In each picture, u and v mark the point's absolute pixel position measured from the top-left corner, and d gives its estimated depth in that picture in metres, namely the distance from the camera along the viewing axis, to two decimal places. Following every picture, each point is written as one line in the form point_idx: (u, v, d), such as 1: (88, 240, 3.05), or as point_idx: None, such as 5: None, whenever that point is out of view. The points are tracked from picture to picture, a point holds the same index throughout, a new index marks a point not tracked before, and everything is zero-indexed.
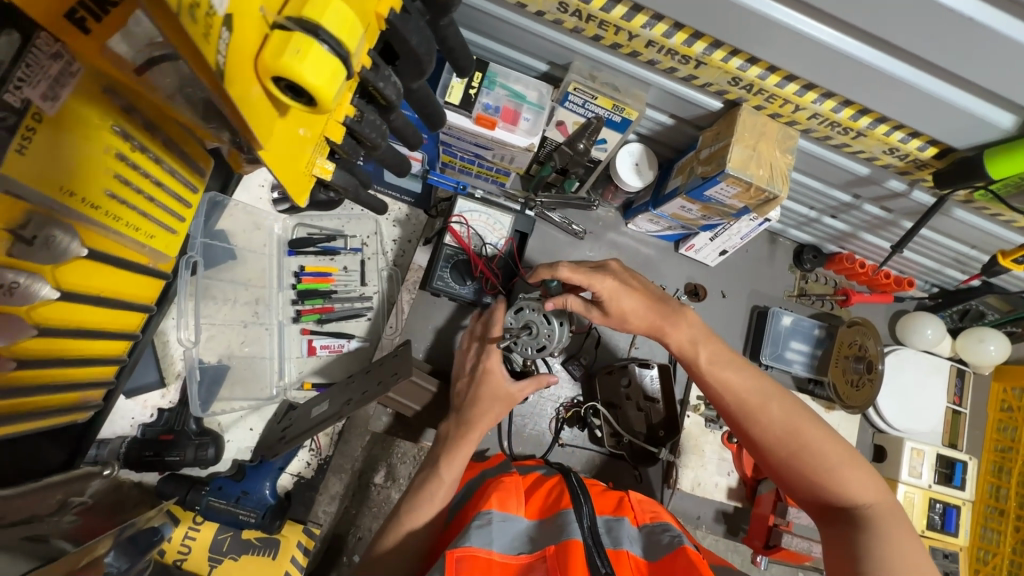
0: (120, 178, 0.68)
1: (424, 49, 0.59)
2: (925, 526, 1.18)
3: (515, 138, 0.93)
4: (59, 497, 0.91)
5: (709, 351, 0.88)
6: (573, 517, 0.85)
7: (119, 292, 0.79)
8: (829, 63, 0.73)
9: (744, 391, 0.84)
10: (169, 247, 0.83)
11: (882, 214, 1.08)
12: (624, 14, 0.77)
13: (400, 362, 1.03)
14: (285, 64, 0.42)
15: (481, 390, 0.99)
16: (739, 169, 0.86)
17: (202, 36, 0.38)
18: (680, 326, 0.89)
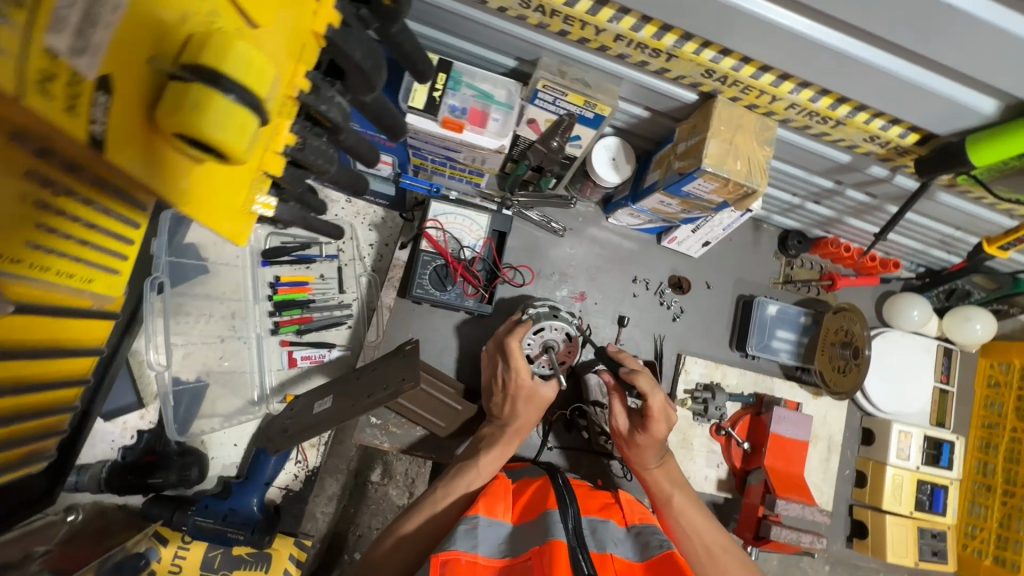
0: (42, 226, 0.56)
1: (371, 62, 0.56)
2: (912, 507, 1.19)
3: (485, 140, 0.90)
4: (22, 548, 0.92)
5: (673, 477, 0.95)
6: (558, 518, 0.83)
7: (77, 341, 0.74)
8: (804, 53, 0.70)
9: (676, 499, 0.92)
10: (113, 287, 0.73)
11: (865, 199, 1.06)
12: (588, 8, 0.74)
13: (403, 368, 1.00)
14: (181, 117, 0.40)
15: (521, 402, 1.02)
16: (716, 165, 0.83)
17: (64, 110, 0.38)
18: (664, 466, 0.96)
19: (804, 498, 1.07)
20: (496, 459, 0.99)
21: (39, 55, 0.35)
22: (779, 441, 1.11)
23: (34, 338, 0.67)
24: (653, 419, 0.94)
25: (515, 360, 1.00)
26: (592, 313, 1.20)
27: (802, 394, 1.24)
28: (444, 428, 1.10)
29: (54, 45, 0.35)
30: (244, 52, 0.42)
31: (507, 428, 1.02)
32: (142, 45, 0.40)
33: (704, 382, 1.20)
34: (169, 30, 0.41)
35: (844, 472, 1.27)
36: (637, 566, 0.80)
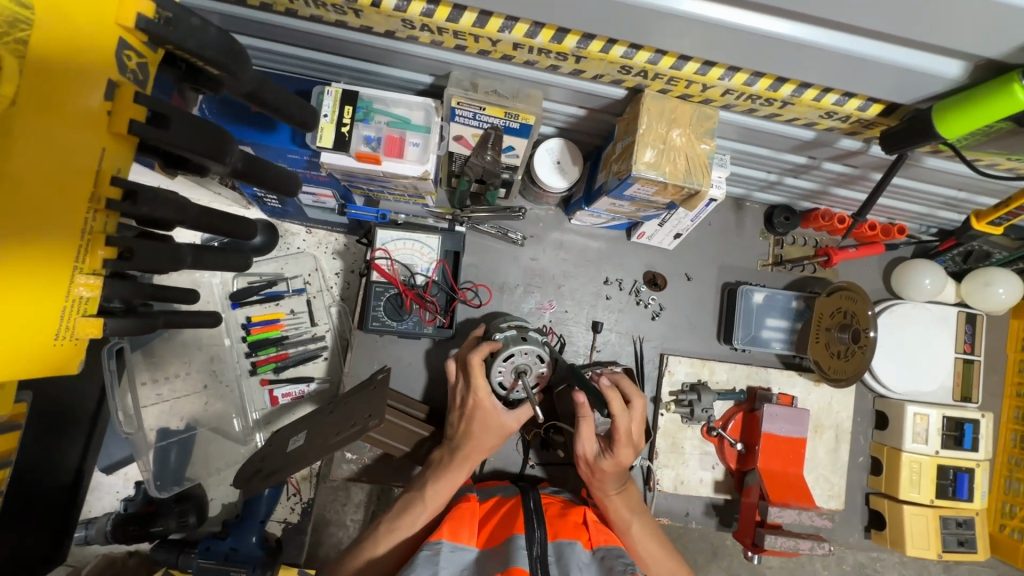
0: None
1: None
2: (934, 495, 1.09)
3: (407, 168, 0.85)
4: None
5: (632, 504, 0.95)
6: (523, 544, 0.81)
7: None
8: (718, 41, 0.61)
9: (638, 530, 0.93)
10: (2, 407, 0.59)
11: (847, 170, 0.94)
12: (475, 21, 0.66)
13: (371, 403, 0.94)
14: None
15: (476, 421, 0.96)
16: (650, 170, 0.75)
17: None
18: (628, 493, 0.96)
19: (802, 501, 1.00)
20: (444, 489, 0.93)
21: None
22: (772, 441, 1.04)
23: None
24: (620, 442, 0.91)
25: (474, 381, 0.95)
26: (564, 322, 1.14)
27: (803, 382, 1.15)
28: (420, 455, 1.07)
29: None
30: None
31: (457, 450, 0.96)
32: None
33: (690, 381, 1.13)
34: None
35: (858, 459, 1.18)
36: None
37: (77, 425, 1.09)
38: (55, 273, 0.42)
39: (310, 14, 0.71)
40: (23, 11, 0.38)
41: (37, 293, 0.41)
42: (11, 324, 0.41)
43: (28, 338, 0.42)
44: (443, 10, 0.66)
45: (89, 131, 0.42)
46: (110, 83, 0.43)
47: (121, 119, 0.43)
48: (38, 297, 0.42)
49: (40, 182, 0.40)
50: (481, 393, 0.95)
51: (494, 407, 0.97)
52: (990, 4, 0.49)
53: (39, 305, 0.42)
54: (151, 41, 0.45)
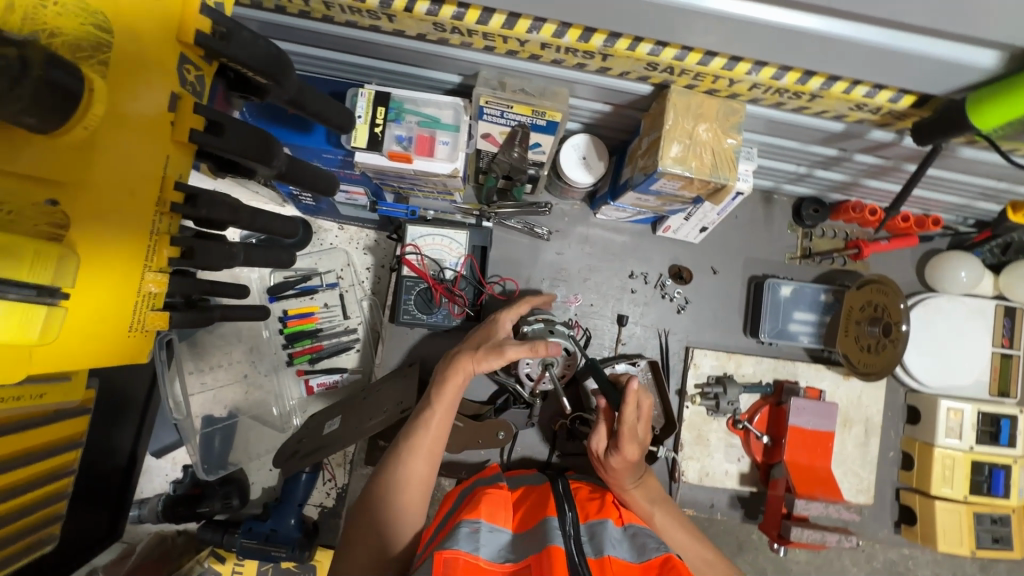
0: None
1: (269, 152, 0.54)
2: (968, 491, 1.07)
3: (437, 166, 0.87)
4: None
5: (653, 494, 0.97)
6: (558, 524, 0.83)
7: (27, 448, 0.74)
8: (745, 37, 0.62)
9: (663, 517, 0.94)
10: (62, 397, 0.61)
11: (878, 162, 0.92)
12: (503, 22, 0.68)
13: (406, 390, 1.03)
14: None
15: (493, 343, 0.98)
16: (675, 166, 0.76)
17: None
18: (645, 486, 0.98)
19: (829, 495, 0.99)
20: (451, 394, 0.90)
21: None
22: (799, 435, 1.04)
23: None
24: (625, 438, 0.93)
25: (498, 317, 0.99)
26: (590, 315, 1.16)
27: (832, 376, 1.14)
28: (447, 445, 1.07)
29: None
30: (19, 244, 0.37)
31: (459, 356, 0.93)
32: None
33: (716, 374, 1.14)
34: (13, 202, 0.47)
35: (888, 454, 1.17)
36: (635, 565, 0.78)
37: (130, 412, 1.17)
38: (126, 269, 0.46)
39: (346, 20, 0.74)
40: (101, 35, 0.42)
41: (107, 285, 0.45)
42: (90, 315, 0.44)
43: (104, 331, 0.45)
44: (473, 13, 0.68)
45: (156, 139, 0.46)
46: (172, 96, 0.46)
47: (182, 129, 0.47)
48: (110, 289, 0.45)
49: (117, 188, 0.44)
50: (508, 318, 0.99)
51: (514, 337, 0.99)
52: None
53: (111, 299, 0.45)
54: (206, 55, 0.48)
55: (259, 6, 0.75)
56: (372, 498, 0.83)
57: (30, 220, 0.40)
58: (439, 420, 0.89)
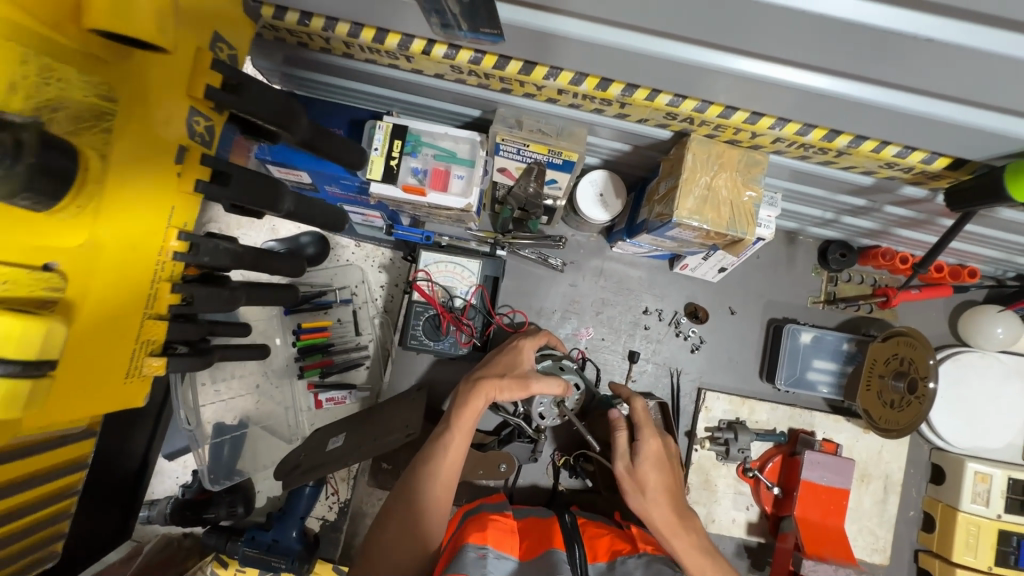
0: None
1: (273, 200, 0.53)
2: (992, 562, 1.00)
3: (451, 200, 0.86)
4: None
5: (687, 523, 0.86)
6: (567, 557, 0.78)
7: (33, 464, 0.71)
8: (768, 94, 0.59)
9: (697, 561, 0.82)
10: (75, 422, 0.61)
11: (910, 214, 0.88)
12: (520, 68, 0.67)
13: (411, 412, 1.02)
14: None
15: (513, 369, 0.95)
16: (690, 216, 0.73)
17: None
18: (689, 530, 0.85)
19: (838, 557, 0.95)
20: (473, 419, 0.88)
21: None
22: (812, 490, 0.99)
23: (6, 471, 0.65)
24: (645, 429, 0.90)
25: (521, 345, 0.97)
26: (601, 350, 1.14)
27: (851, 429, 1.10)
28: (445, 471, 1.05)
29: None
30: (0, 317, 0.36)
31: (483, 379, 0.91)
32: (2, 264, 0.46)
33: (728, 419, 1.10)
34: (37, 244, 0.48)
35: (907, 513, 1.11)
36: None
37: (144, 417, 1.20)
38: (122, 325, 0.46)
39: (365, 57, 0.75)
40: (105, 104, 0.42)
41: (109, 336, 0.45)
42: (86, 373, 0.44)
43: (105, 380, 0.46)
44: (491, 58, 0.67)
45: (160, 193, 0.46)
46: (180, 148, 0.47)
47: (188, 180, 0.48)
48: (110, 343, 0.45)
49: (124, 247, 0.45)
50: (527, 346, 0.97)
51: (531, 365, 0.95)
52: None
53: (113, 352, 0.46)
54: (217, 107, 0.48)
55: (282, 40, 0.76)
56: (394, 523, 0.80)
57: (32, 287, 0.40)
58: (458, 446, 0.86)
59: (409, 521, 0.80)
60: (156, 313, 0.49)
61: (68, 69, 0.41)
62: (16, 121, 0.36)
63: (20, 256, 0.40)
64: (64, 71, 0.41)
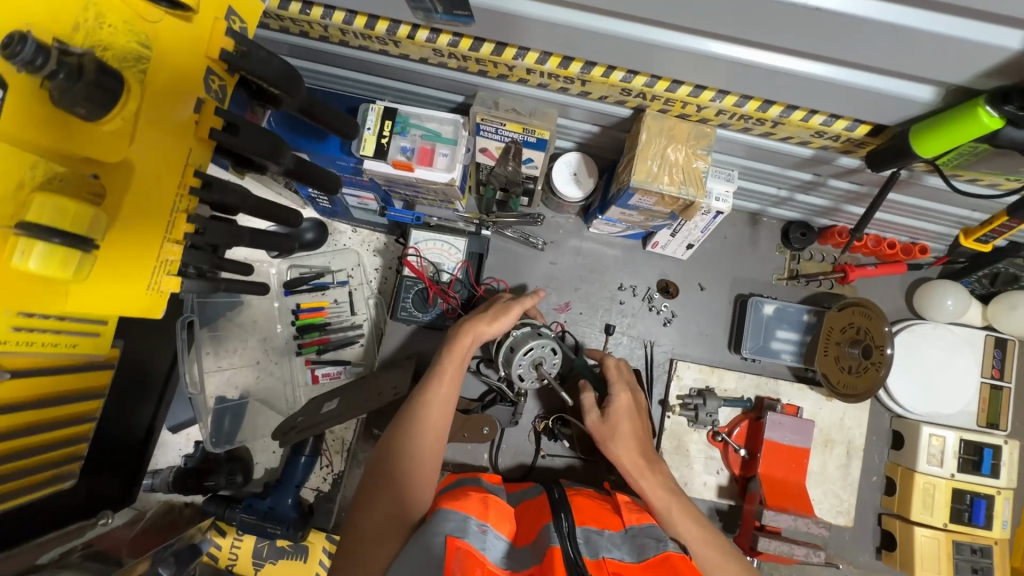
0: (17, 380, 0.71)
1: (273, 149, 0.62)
2: (948, 519, 1.07)
3: (435, 175, 0.96)
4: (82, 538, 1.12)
5: (656, 466, 0.93)
6: (556, 528, 0.81)
7: (52, 397, 0.78)
8: (703, 66, 0.69)
9: (662, 495, 0.90)
10: (100, 347, 0.73)
11: (854, 188, 0.97)
12: (492, 50, 0.77)
13: (400, 375, 1.11)
14: (15, 261, 0.46)
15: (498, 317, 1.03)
16: (645, 182, 0.82)
17: None
18: (657, 470, 0.92)
19: (800, 509, 1.02)
20: (461, 359, 0.96)
21: None
22: (774, 449, 1.06)
23: (36, 393, 0.75)
24: (616, 380, 1.01)
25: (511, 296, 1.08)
26: (579, 323, 1.21)
27: (814, 397, 1.16)
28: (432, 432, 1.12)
29: None
30: (59, 201, 0.46)
31: (472, 324, 0.99)
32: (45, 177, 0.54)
33: (698, 387, 1.17)
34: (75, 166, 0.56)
35: (871, 478, 1.17)
36: (634, 566, 0.78)
37: (151, 388, 1.28)
38: (148, 236, 0.55)
39: (358, 44, 0.85)
40: (141, 49, 0.51)
41: (137, 243, 0.54)
42: (117, 269, 0.53)
43: (129, 286, 0.55)
44: (466, 41, 0.77)
45: (182, 133, 0.55)
46: (198, 101, 0.56)
47: (205, 127, 0.57)
48: (138, 250, 0.54)
49: (150, 174, 0.54)
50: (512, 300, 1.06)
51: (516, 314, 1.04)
52: (935, 37, 0.54)
53: (140, 258, 0.55)
54: (230, 66, 0.58)
55: (286, 30, 0.86)
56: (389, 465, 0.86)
57: (82, 188, 0.50)
58: (445, 393, 0.93)
59: (403, 463, 0.87)
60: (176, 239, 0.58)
61: (114, 16, 0.50)
62: (78, 51, 0.45)
63: (73, 164, 0.50)
64: (114, 18, 0.50)
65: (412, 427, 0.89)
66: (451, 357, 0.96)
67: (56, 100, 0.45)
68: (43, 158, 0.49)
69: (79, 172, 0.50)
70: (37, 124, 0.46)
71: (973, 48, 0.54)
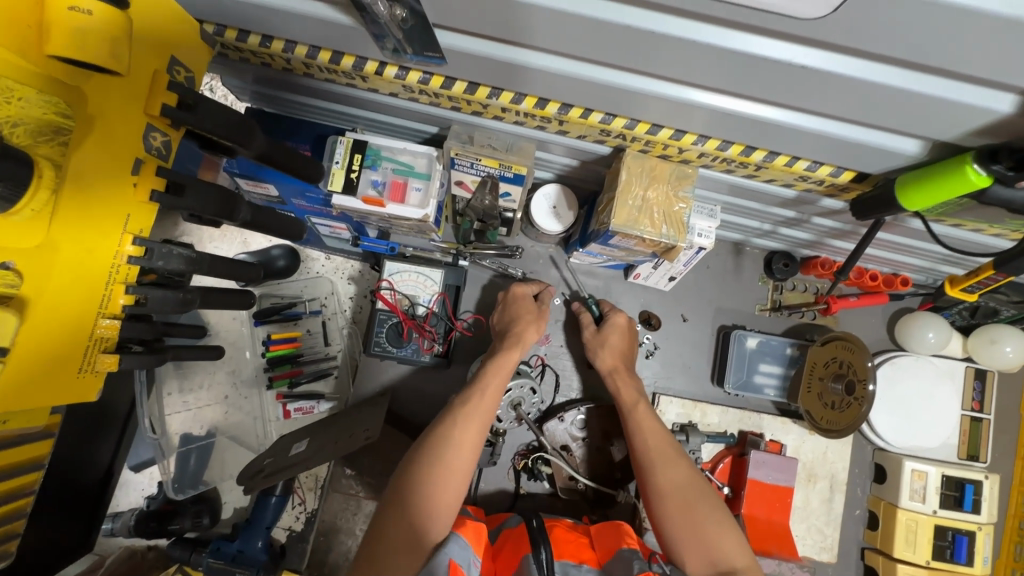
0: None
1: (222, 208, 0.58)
2: (929, 556, 1.06)
3: (408, 211, 0.92)
4: None
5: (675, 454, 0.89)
6: (535, 562, 0.79)
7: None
8: (685, 112, 0.66)
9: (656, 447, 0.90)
10: (36, 420, 0.68)
11: (837, 225, 0.95)
12: (465, 88, 0.74)
13: (372, 416, 1.05)
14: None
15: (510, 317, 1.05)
16: (625, 226, 0.79)
17: None
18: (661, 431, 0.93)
19: (783, 552, 1.01)
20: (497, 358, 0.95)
21: None
22: (758, 487, 1.04)
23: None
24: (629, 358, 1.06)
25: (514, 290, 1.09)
26: (560, 356, 1.18)
27: (798, 430, 1.15)
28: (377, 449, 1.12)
29: None
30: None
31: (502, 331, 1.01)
32: None
33: (681, 422, 1.14)
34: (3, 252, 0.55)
35: (854, 512, 1.16)
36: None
37: (113, 427, 1.22)
38: (79, 317, 0.53)
39: (325, 77, 0.80)
40: (63, 121, 0.53)
41: (62, 316, 0.52)
42: (38, 354, 0.52)
43: (61, 370, 0.54)
44: (438, 79, 0.73)
45: (115, 201, 0.53)
46: (137, 160, 0.54)
47: (144, 189, 0.54)
48: (64, 332, 0.53)
49: (78, 250, 0.51)
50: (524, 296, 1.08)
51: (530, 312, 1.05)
52: (921, 96, 0.52)
53: (64, 341, 0.53)
54: (172, 123, 0.55)
55: (247, 61, 0.81)
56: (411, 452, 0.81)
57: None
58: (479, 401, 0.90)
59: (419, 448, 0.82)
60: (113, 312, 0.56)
61: (29, 93, 0.51)
62: None
63: None
64: (26, 92, 0.51)
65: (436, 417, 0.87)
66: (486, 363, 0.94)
67: None
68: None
69: None
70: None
71: (960, 109, 0.52)
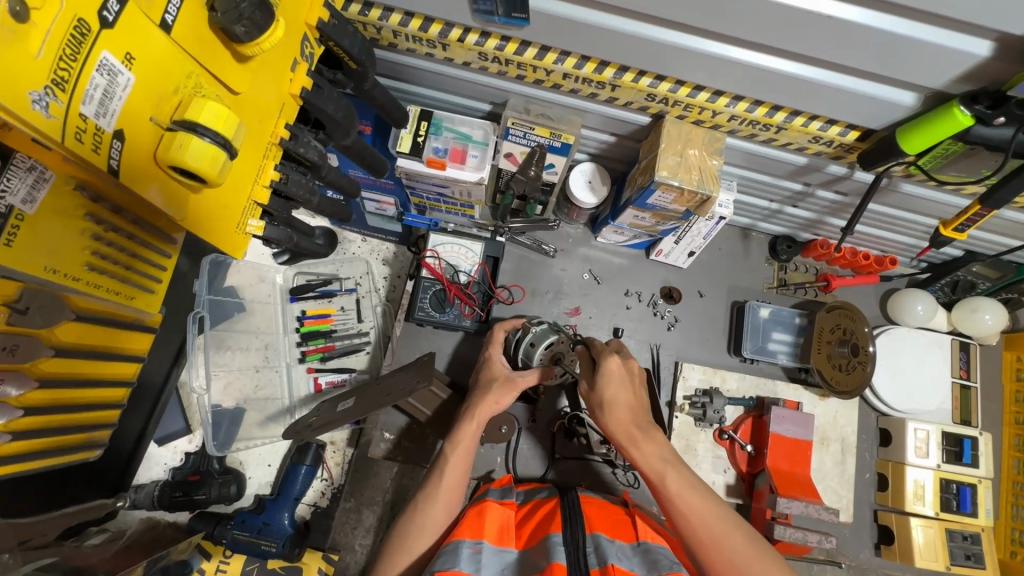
0: (96, 255, 0.82)
1: (342, 113, 0.74)
2: (938, 508, 1.15)
3: (465, 173, 1.01)
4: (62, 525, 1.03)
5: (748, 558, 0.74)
6: (561, 540, 0.77)
7: (118, 346, 0.96)
8: (724, 71, 0.80)
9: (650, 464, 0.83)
10: (151, 306, 0.99)
11: (837, 198, 1.10)
12: (535, 54, 0.87)
13: (423, 369, 1.05)
14: (172, 154, 0.53)
15: (482, 375, 1.05)
16: (668, 176, 0.91)
17: (70, 83, 0.44)
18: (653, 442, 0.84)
19: (808, 496, 1.07)
20: (491, 405, 0.98)
21: (75, 116, 0.46)
22: (779, 442, 1.12)
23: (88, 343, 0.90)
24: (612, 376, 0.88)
25: (492, 331, 1.13)
26: (589, 327, 1.26)
27: (809, 396, 1.24)
28: (427, 415, 1.14)
29: (106, 58, 0.47)
30: (215, 105, 0.54)
31: (483, 381, 1.03)
32: (145, 105, 0.52)
33: (703, 387, 1.23)
34: (164, 95, 0.53)
35: (864, 475, 1.23)
36: None
37: (145, 399, 1.20)
38: (246, 168, 0.65)
39: (407, 47, 0.92)
40: None
41: (238, 177, 0.64)
42: (222, 197, 0.63)
43: (231, 216, 0.65)
44: (513, 45, 0.86)
45: (281, 83, 0.66)
46: (295, 61, 0.68)
47: (297, 84, 0.68)
48: (238, 179, 0.64)
49: (263, 107, 0.65)
50: (492, 351, 1.09)
51: (500, 363, 1.07)
52: (921, 43, 0.66)
53: (232, 195, 0.64)
54: (319, 36, 0.70)
55: None
56: (410, 516, 0.87)
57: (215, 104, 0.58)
58: (462, 466, 0.91)
59: (421, 514, 0.87)
60: (260, 201, 0.69)
61: None
62: None
63: (211, 86, 0.57)
64: None
65: (428, 486, 0.90)
66: (467, 427, 0.95)
67: (218, 20, 0.55)
68: (194, 67, 0.55)
69: (214, 92, 0.58)
70: (200, 42, 0.55)
71: (952, 56, 0.67)
